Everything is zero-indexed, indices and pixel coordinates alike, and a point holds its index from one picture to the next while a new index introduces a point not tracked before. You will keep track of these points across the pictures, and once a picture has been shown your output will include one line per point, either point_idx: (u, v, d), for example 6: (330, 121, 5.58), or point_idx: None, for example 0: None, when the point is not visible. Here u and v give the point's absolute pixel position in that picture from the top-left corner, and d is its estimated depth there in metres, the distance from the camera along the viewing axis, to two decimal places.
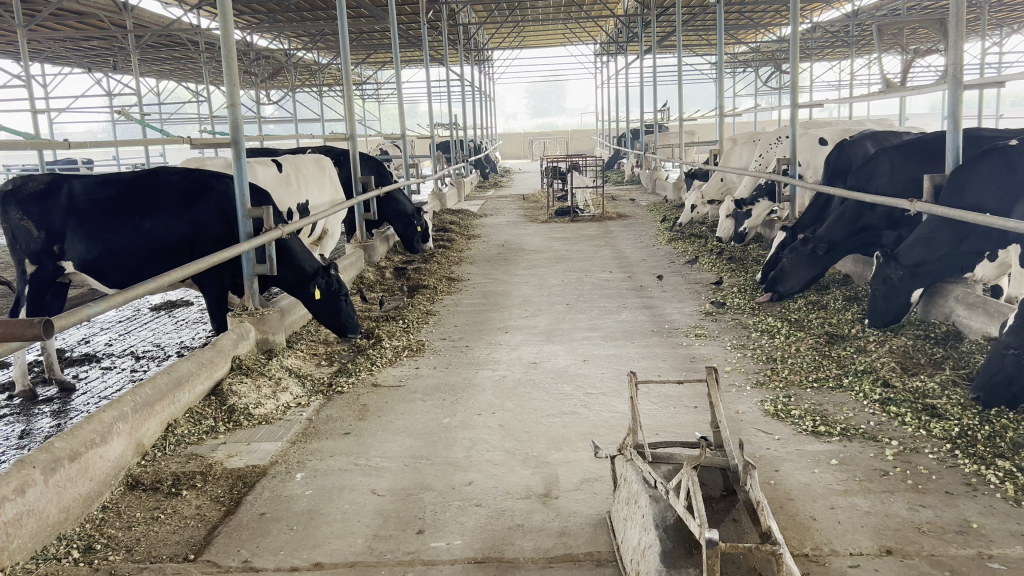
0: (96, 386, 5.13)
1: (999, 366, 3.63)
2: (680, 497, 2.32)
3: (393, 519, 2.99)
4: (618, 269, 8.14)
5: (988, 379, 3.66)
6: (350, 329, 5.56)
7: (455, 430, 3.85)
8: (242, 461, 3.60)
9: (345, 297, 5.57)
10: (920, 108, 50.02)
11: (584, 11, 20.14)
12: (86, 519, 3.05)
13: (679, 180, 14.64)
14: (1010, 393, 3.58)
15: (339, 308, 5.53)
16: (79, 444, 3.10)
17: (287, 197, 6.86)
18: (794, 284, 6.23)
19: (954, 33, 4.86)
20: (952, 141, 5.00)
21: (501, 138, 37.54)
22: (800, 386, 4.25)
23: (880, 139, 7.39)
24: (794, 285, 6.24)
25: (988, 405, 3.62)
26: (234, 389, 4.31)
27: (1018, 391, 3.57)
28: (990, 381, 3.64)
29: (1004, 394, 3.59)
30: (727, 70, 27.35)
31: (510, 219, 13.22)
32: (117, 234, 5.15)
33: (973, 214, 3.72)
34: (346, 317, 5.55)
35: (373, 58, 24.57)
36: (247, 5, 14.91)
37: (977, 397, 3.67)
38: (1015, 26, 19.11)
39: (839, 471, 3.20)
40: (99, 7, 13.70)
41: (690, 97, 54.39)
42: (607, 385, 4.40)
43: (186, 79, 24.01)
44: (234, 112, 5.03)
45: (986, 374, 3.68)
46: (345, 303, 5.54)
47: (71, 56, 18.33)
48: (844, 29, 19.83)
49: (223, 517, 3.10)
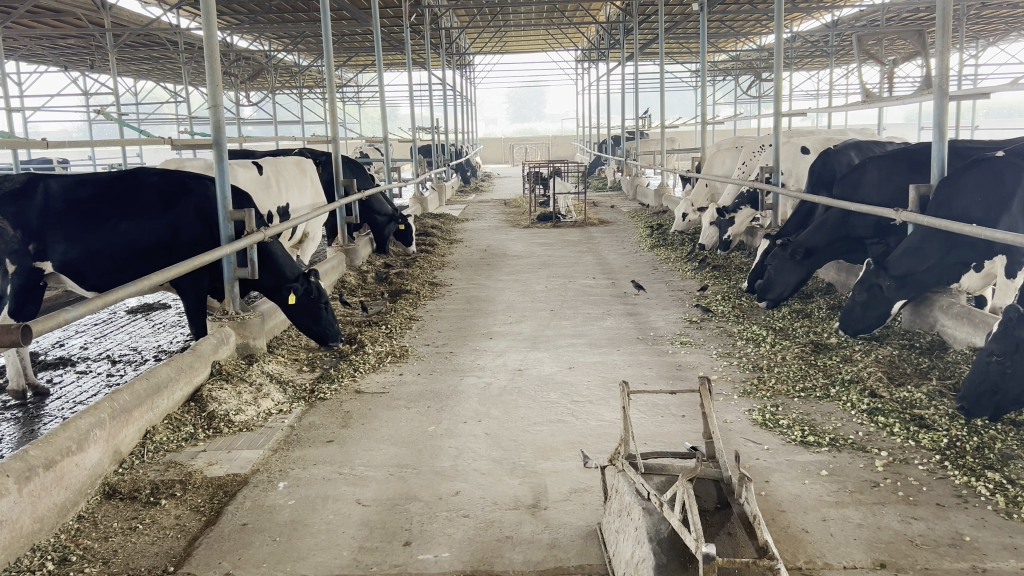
0: (71, 391, 5.02)
1: (983, 375, 3.61)
2: (675, 510, 2.27)
3: (379, 530, 2.93)
4: (601, 276, 8.12)
5: (972, 388, 3.63)
6: (330, 338, 5.41)
7: (440, 438, 3.79)
8: (222, 470, 3.51)
9: (325, 305, 5.43)
10: (900, 118, 50.69)
11: (567, 17, 20.15)
12: (61, 529, 2.96)
13: (660, 188, 14.67)
14: (994, 402, 3.56)
15: (320, 315, 5.39)
16: (55, 452, 3.01)
17: (267, 199, 6.76)
18: (781, 289, 6.25)
19: (941, 44, 4.87)
20: (938, 152, 5.02)
21: (481, 142, 37.47)
22: (788, 395, 4.23)
23: (864, 148, 7.43)
24: (782, 290, 6.26)
25: (972, 415, 3.61)
26: (214, 395, 4.22)
27: (1001, 401, 3.56)
28: (973, 391, 3.62)
29: (986, 404, 3.58)
30: (707, 79, 27.45)
31: (492, 224, 13.17)
32: (94, 235, 5.06)
33: (960, 224, 3.71)
34: (326, 325, 5.40)
35: (354, 62, 24.44)
36: (228, 5, 14.73)
37: (960, 407, 3.66)
38: (991, 39, 19.37)
39: (830, 482, 3.17)
40: (75, 5, 13.49)
41: (670, 105, 54.73)
42: (595, 394, 4.35)
43: (165, 79, 23.77)
44: (215, 113, 4.93)
45: (969, 383, 3.66)
46: (325, 311, 5.40)
47: (47, 54, 18.04)
48: (823, 38, 20.00)
49: (203, 527, 3.02)
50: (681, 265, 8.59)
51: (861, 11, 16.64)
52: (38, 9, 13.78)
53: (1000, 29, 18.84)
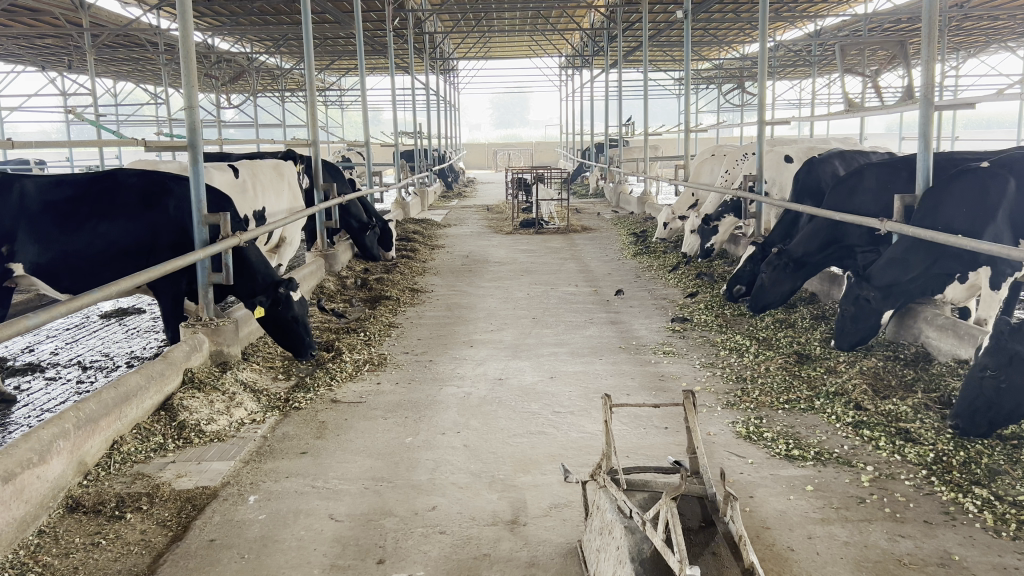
0: (38, 398, 4.90)
1: (976, 392, 3.52)
2: (657, 529, 2.19)
3: (352, 547, 2.83)
4: (584, 283, 8.04)
5: (965, 406, 3.54)
6: (304, 352, 5.23)
7: (418, 450, 3.69)
8: (191, 482, 3.40)
9: (297, 319, 5.22)
10: (881, 129, 51.14)
11: (551, 23, 20.13)
12: (20, 545, 2.85)
13: (643, 196, 14.65)
14: (988, 418, 3.48)
15: (292, 329, 5.21)
16: (13, 464, 2.89)
17: (244, 204, 6.66)
18: (774, 297, 6.28)
19: (925, 52, 4.84)
20: (923, 162, 4.99)
21: (465, 148, 37.40)
22: (772, 407, 4.16)
23: (848, 158, 7.44)
24: (774, 300, 6.29)
25: (964, 432, 3.52)
26: (185, 404, 4.10)
27: (995, 417, 3.48)
28: (967, 408, 3.52)
29: (979, 419, 3.50)
30: (691, 87, 27.54)
31: (474, 230, 13.07)
32: (71, 237, 4.94)
33: (943, 233, 3.65)
34: (298, 338, 5.22)
35: (337, 66, 24.36)
36: (210, 6, 14.61)
37: (954, 425, 3.56)
38: (972, 50, 19.61)
39: (815, 498, 3.10)
40: (52, 5, 13.33)
41: (654, 113, 55.16)
42: (578, 405, 4.27)
43: (145, 80, 23.58)
44: (190, 116, 4.81)
45: (962, 401, 3.56)
46: (297, 325, 5.20)
47: (24, 53, 17.82)
48: (806, 48, 20.14)
49: (169, 543, 2.91)
50: (664, 273, 8.54)
51: (844, 20, 16.73)
52: (14, 9, 13.59)
53: (981, 41, 19.05)
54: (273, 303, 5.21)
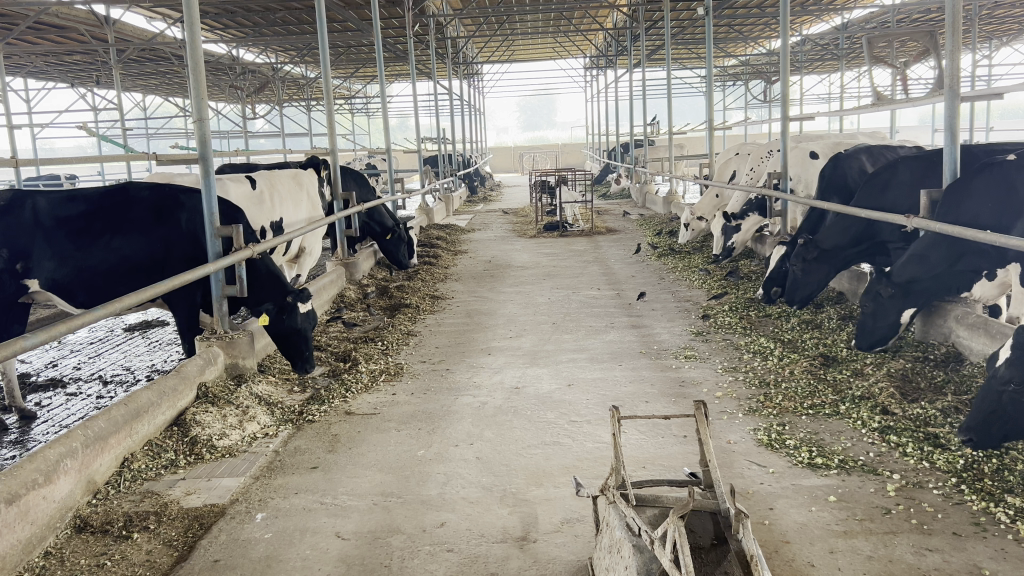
0: (58, 413, 4.91)
1: (994, 404, 3.34)
2: (666, 549, 2.07)
3: (357, 566, 2.77)
4: (606, 286, 7.93)
5: (977, 419, 3.37)
6: (300, 365, 5.15)
7: (430, 464, 3.62)
8: (200, 500, 3.35)
9: (301, 331, 5.17)
10: (909, 122, 50.43)
11: (573, 24, 20.11)
12: (25, 567, 2.81)
13: (668, 195, 14.52)
14: (1005, 431, 3.30)
15: (295, 341, 5.16)
16: (19, 486, 2.86)
17: (261, 216, 6.63)
18: (807, 290, 6.21)
19: (951, 42, 4.65)
20: (948, 155, 4.81)
21: (491, 151, 37.51)
22: (795, 413, 4.03)
23: (875, 154, 7.32)
24: (809, 291, 6.22)
25: (980, 446, 3.33)
26: (198, 419, 4.06)
27: (1012, 429, 3.29)
28: (982, 420, 3.34)
29: (997, 433, 3.31)
30: (718, 83, 27.36)
31: (499, 234, 13.02)
32: (86, 253, 4.94)
33: (973, 231, 3.43)
34: (298, 351, 5.16)
35: (361, 74, 24.52)
36: (233, 19, 14.71)
37: (967, 438, 3.37)
38: (1002, 39, 19.24)
39: (838, 509, 2.98)
40: (77, 22, 13.46)
41: (680, 109, 55.39)
42: (594, 413, 4.17)
43: (173, 94, 23.90)
44: (200, 127, 4.77)
45: (974, 412, 3.39)
46: (300, 338, 5.15)
47: (53, 70, 18.07)
48: (833, 40, 19.88)
49: (174, 564, 2.86)
50: (688, 274, 8.41)
51: (870, 12, 16.50)
52: (40, 26, 13.76)
53: (1012, 30, 18.66)
54: (280, 309, 5.18)
